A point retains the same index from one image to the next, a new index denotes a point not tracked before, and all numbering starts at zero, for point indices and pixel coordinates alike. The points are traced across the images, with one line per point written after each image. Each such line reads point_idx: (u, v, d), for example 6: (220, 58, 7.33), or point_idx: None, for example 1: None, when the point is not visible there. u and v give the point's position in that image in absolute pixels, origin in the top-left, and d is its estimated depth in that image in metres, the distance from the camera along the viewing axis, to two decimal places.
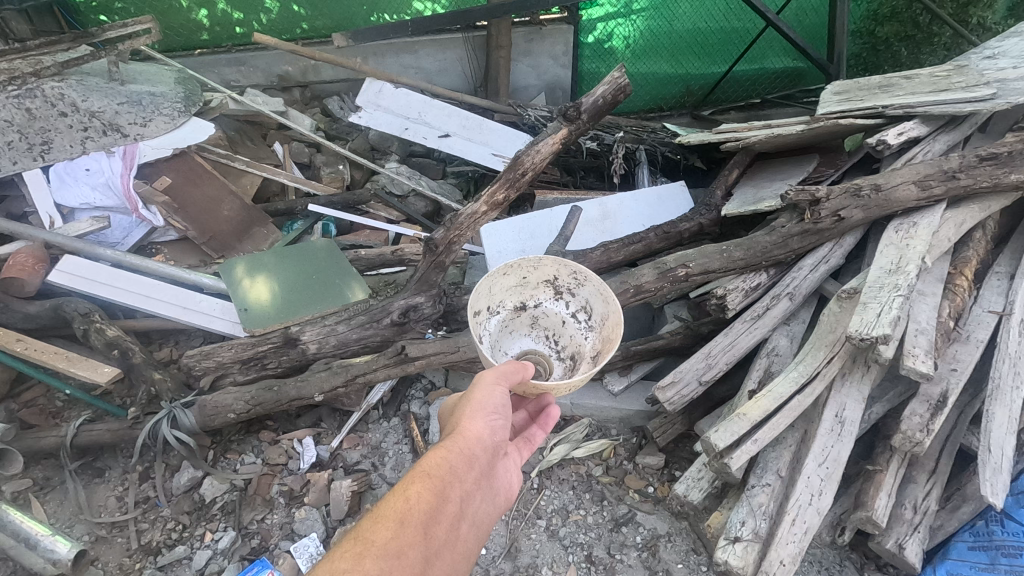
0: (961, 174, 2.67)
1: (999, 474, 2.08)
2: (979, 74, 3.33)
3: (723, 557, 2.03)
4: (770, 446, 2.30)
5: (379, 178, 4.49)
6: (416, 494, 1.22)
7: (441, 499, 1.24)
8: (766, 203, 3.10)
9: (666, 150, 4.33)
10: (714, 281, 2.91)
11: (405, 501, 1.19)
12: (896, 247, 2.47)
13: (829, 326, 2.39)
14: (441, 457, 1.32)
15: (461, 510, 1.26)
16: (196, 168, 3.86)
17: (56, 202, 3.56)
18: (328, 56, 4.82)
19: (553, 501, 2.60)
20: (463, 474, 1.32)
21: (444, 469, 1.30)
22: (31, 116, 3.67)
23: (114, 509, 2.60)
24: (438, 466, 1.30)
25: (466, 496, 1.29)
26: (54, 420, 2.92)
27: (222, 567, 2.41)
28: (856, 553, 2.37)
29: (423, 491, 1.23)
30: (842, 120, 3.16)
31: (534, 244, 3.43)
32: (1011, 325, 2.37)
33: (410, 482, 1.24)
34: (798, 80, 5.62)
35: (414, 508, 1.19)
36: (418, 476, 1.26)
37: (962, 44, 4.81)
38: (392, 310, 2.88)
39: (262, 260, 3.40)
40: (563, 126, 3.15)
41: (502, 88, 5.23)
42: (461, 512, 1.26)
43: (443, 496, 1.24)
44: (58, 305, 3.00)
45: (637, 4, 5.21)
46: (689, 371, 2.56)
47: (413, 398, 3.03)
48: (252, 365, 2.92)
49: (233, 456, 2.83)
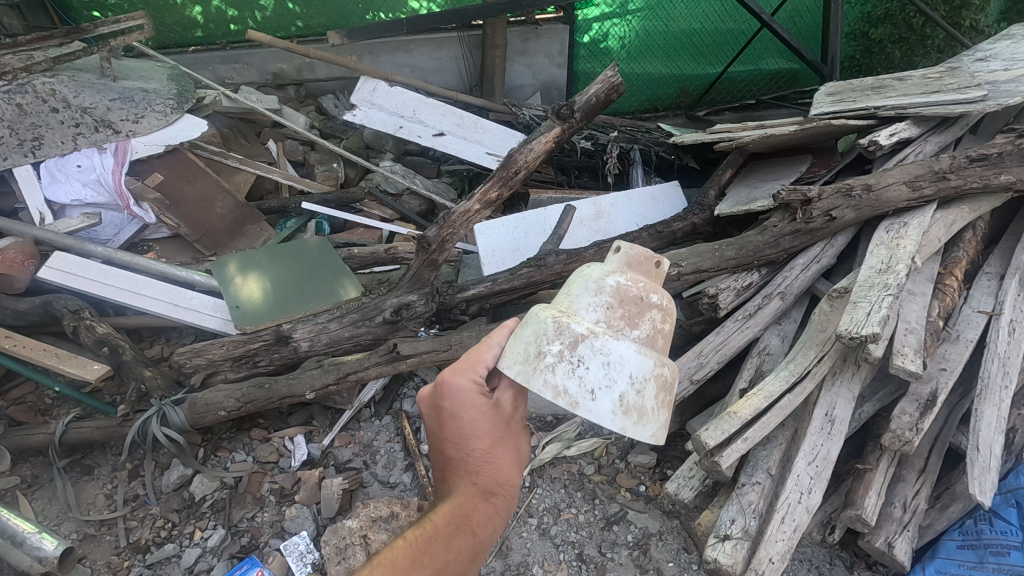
0: (951, 175, 2.70)
1: (986, 473, 2.10)
2: (970, 76, 3.36)
3: (713, 555, 2.03)
4: (760, 445, 2.31)
5: (373, 177, 4.49)
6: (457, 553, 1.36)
7: (472, 560, 1.39)
8: (759, 203, 3.10)
9: (661, 150, 4.35)
10: (707, 281, 2.92)
11: (445, 553, 1.35)
12: (887, 247, 2.49)
13: (819, 325, 2.40)
14: (486, 517, 1.43)
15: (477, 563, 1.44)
16: (189, 166, 3.84)
17: (47, 198, 3.55)
18: (323, 54, 4.81)
19: (544, 500, 2.60)
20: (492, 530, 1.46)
21: (485, 529, 1.41)
22: (21, 112, 3.62)
23: (103, 507, 2.59)
24: (481, 526, 1.41)
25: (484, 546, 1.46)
26: (42, 418, 2.89)
27: (211, 565, 2.40)
28: (846, 552, 2.37)
29: (462, 548, 1.37)
30: (835, 120, 3.17)
31: (528, 243, 3.45)
32: (1001, 325, 2.38)
33: (454, 535, 1.37)
34: (792, 82, 5.64)
35: (454, 562, 1.35)
36: (462, 528, 1.39)
37: (955, 47, 4.83)
38: (385, 308, 2.87)
39: (254, 259, 3.38)
40: (556, 125, 3.13)
41: (497, 87, 5.23)
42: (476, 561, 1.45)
43: (474, 556, 1.39)
44: (47, 301, 2.97)
45: (633, 4, 5.23)
46: (681, 370, 2.57)
47: (405, 397, 3.00)
48: (243, 363, 2.91)
49: (223, 454, 2.81)
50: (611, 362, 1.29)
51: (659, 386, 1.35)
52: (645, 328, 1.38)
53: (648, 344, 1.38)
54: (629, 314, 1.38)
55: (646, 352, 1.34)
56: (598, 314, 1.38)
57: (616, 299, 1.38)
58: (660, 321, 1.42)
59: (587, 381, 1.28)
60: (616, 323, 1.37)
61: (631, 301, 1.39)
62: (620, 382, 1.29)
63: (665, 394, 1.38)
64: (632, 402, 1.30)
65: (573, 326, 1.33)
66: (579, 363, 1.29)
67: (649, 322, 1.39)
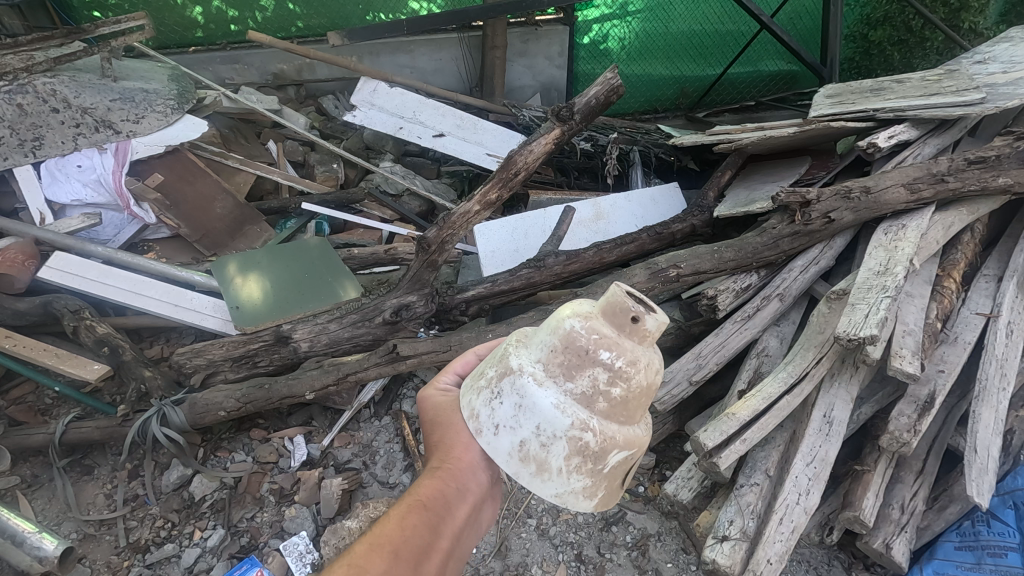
0: (949, 177, 2.70)
1: (984, 474, 2.10)
2: (969, 79, 3.37)
3: (711, 556, 2.03)
4: (758, 446, 2.32)
5: (373, 177, 4.49)
6: (411, 527, 1.26)
7: (433, 535, 1.27)
8: (758, 205, 3.11)
9: (660, 151, 4.37)
10: (706, 282, 2.93)
11: (400, 531, 1.24)
12: (885, 248, 2.50)
13: (818, 327, 2.41)
14: (438, 487, 1.33)
15: (450, 547, 1.30)
16: (189, 166, 3.85)
17: (47, 198, 3.56)
18: (323, 55, 4.81)
19: (543, 500, 2.60)
20: (456, 509, 1.33)
21: (440, 502, 1.31)
22: (22, 112, 3.61)
23: (103, 507, 2.59)
24: (435, 497, 1.32)
25: (457, 532, 1.32)
26: (42, 417, 2.90)
27: (211, 565, 2.40)
28: (844, 553, 2.38)
29: (417, 525, 1.26)
30: (834, 122, 3.18)
31: (528, 243, 3.46)
32: (999, 327, 2.39)
33: (406, 512, 1.28)
34: (791, 83, 5.65)
35: (411, 539, 1.24)
36: (413, 505, 1.30)
37: (954, 49, 4.84)
38: (384, 309, 2.88)
39: (256, 260, 3.38)
40: (556, 126, 3.13)
41: (496, 88, 5.24)
42: (451, 549, 1.30)
43: (436, 530, 1.28)
44: (48, 301, 2.98)
45: (632, 6, 5.24)
46: (679, 371, 2.58)
47: (404, 398, 3.01)
48: (243, 363, 2.92)
49: (223, 454, 2.82)
50: (522, 405, 1.25)
51: (575, 451, 1.23)
52: (582, 383, 1.26)
53: (583, 401, 1.25)
54: (568, 363, 1.27)
55: (568, 408, 1.24)
56: (540, 355, 1.31)
57: (560, 343, 1.27)
58: (606, 381, 1.25)
59: (495, 416, 1.30)
60: (553, 369, 1.28)
61: (575, 351, 1.26)
62: (525, 429, 1.25)
63: (588, 461, 1.24)
64: (533, 453, 1.25)
65: (510, 358, 1.32)
66: (497, 396, 1.30)
67: (589, 377, 1.25)
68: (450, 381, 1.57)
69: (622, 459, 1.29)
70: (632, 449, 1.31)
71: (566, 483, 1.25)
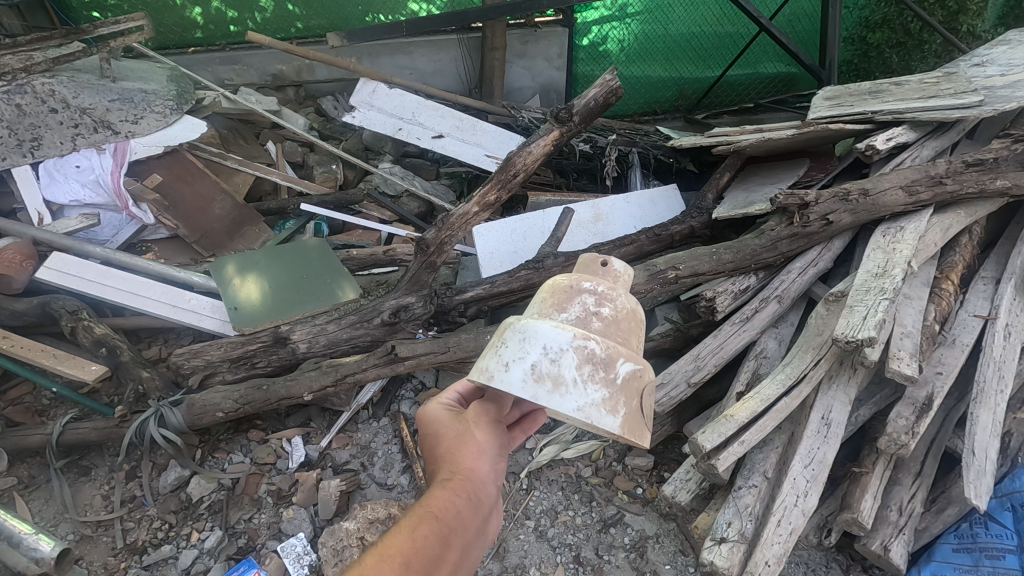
0: (947, 179, 2.71)
1: (982, 477, 2.11)
2: (967, 81, 3.38)
3: (709, 558, 2.04)
4: (757, 447, 2.31)
5: (372, 178, 4.48)
6: (421, 538, 1.18)
7: (444, 546, 1.19)
8: (755, 207, 3.12)
9: (660, 154, 4.36)
10: (705, 284, 2.94)
11: (409, 542, 1.17)
12: (883, 251, 2.50)
13: (816, 329, 2.41)
14: (449, 500, 1.27)
15: (462, 560, 1.22)
16: (188, 166, 3.85)
17: (45, 198, 3.57)
18: (322, 56, 4.80)
19: (541, 502, 2.61)
20: (469, 520, 1.26)
21: (451, 514, 1.25)
22: (21, 112, 3.61)
23: (100, 509, 2.58)
24: (445, 509, 1.25)
25: (469, 544, 1.24)
26: (40, 418, 2.90)
27: (208, 567, 2.39)
28: (843, 555, 2.38)
29: (428, 535, 1.19)
30: (832, 125, 3.19)
31: (526, 245, 3.46)
32: (996, 329, 2.39)
33: (417, 522, 1.21)
34: (791, 86, 5.66)
35: (422, 550, 1.16)
36: (424, 516, 1.23)
37: (952, 52, 4.82)
38: (383, 310, 2.88)
39: (253, 260, 3.38)
40: (555, 128, 3.13)
41: (496, 89, 5.25)
42: (463, 561, 1.22)
43: (448, 542, 1.20)
44: (46, 302, 2.97)
45: (632, 8, 5.25)
46: (678, 372, 2.59)
47: (403, 398, 3.02)
48: (241, 364, 2.91)
49: (221, 455, 2.81)
50: (526, 335, 1.28)
51: (584, 358, 1.25)
52: (575, 311, 1.35)
53: (579, 323, 1.33)
54: (558, 300, 1.38)
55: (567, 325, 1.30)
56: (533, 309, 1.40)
57: (548, 291, 1.41)
58: (595, 304, 1.36)
59: (503, 354, 1.28)
60: (546, 310, 1.37)
61: (562, 290, 1.39)
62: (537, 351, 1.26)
63: (598, 368, 1.25)
64: (547, 371, 1.23)
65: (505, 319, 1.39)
66: (501, 344, 1.31)
67: (579, 305, 1.36)
68: (453, 398, 1.54)
69: (631, 371, 1.29)
70: (639, 365, 1.31)
71: (585, 393, 1.22)
